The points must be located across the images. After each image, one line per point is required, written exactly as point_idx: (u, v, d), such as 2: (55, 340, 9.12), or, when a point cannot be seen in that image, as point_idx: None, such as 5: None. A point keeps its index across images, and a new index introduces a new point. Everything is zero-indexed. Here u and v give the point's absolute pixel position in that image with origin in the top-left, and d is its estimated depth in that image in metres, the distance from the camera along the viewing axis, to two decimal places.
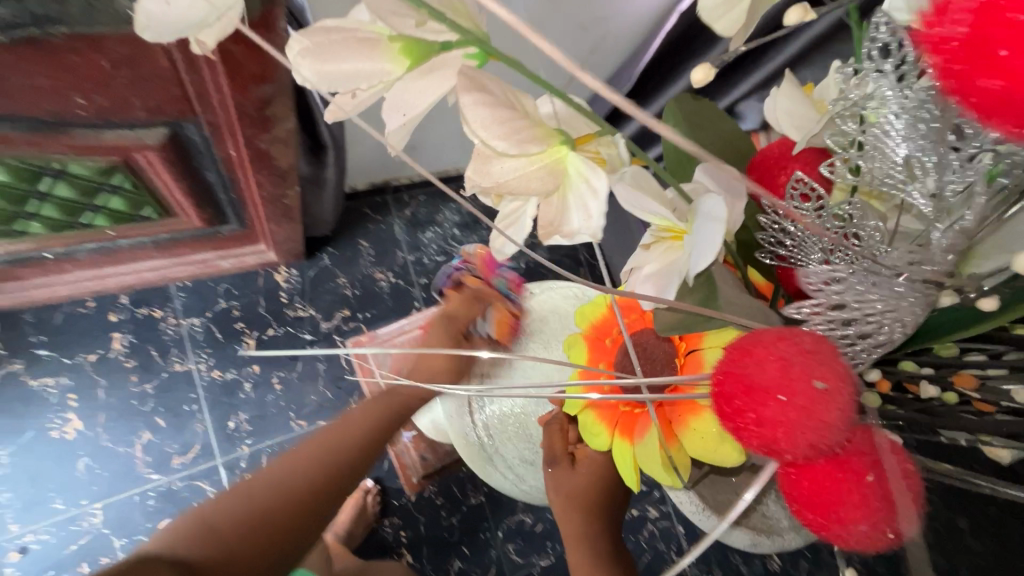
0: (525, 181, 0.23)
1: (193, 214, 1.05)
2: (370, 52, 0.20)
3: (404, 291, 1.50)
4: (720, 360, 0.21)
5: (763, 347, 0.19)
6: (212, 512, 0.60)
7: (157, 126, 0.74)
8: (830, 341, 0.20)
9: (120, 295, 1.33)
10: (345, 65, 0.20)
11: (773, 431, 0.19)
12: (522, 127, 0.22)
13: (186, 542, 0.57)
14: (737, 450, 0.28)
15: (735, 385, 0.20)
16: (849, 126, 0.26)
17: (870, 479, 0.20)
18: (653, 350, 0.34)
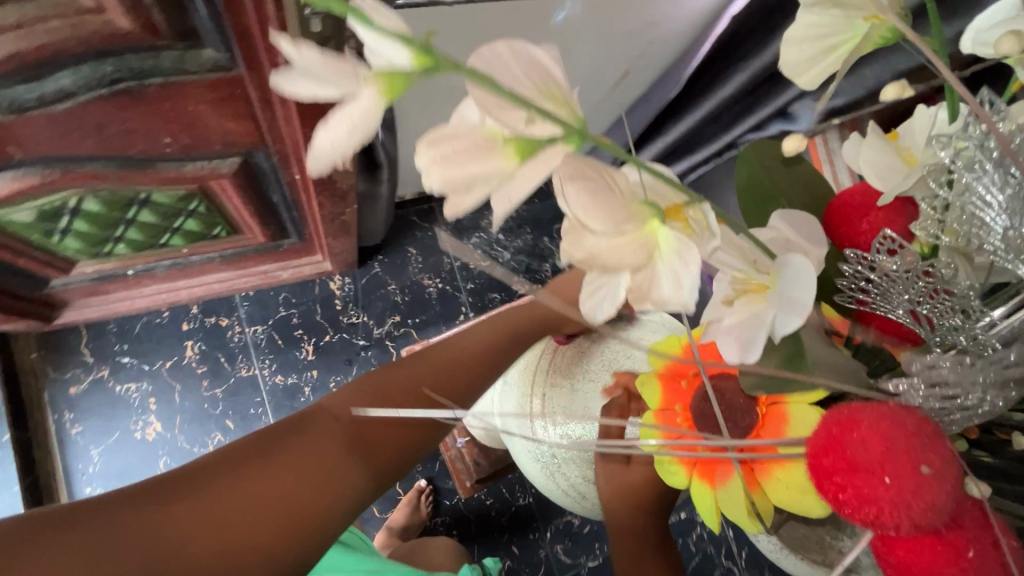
0: (615, 254, 0.24)
1: (258, 231, 1.12)
2: (480, 150, 0.21)
3: (452, 297, 1.54)
4: (818, 433, 0.22)
5: (870, 423, 0.21)
6: (388, 375, 0.56)
7: (231, 157, 0.79)
8: (931, 423, 0.21)
9: (191, 305, 1.43)
10: (461, 164, 0.21)
11: (878, 509, 0.20)
12: (619, 206, 0.23)
13: (347, 406, 0.53)
14: (822, 504, 0.29)
15: (836, 460, 0.21)
16: (939, 187, 0.28)
17: (968, 553, 0.22)
18: (732, 397, 0.35)
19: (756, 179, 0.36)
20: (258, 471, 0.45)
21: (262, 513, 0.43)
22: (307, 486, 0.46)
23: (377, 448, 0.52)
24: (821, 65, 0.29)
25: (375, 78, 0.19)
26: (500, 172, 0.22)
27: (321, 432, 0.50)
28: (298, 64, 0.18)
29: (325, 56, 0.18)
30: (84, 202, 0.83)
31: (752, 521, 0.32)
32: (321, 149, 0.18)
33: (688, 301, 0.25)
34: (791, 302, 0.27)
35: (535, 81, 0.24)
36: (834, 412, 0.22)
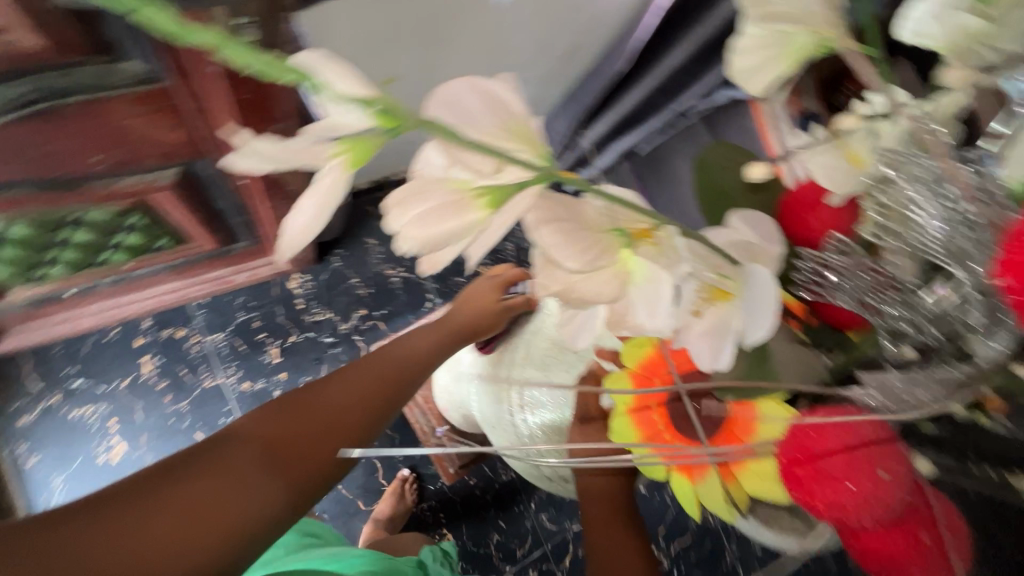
0: (593, 286, 0.25)
1: (207, 238, 1.06)
2: (449, 203, 0.21)
3: (417, 285, 1.51)
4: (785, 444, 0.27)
5: (831, 428, 0.26)
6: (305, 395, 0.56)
7: (169, 168, 0.75)
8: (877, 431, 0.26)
9: (143, 319, 1.37)
10: (429, 218, 0.21)
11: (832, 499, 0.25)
12: (588, 240, 0.24)
13: (261, 423, 0.52)
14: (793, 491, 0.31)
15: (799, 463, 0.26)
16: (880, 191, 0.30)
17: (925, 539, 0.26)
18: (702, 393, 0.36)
19: (712, 177, 0.36)
20: (152, 495, 0.42)
21: (154, 538, 0.40)
22: (208, 505, 0.43)
23: (291, 465, 0.49)
24: (769, 73, 0.30)
25: (338, 149, 0.19)
26: (472, 225, 0.21)
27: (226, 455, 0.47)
28: (259, 149, 0.18)
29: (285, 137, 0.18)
30: (10, 229, 0.77)
31: (729, 511, 0.34)
32: (294, 232, 0.19)
33: (663, 326, 0.26)
34: (757, 311, 0.28)
35: (498, 118, 0.24)
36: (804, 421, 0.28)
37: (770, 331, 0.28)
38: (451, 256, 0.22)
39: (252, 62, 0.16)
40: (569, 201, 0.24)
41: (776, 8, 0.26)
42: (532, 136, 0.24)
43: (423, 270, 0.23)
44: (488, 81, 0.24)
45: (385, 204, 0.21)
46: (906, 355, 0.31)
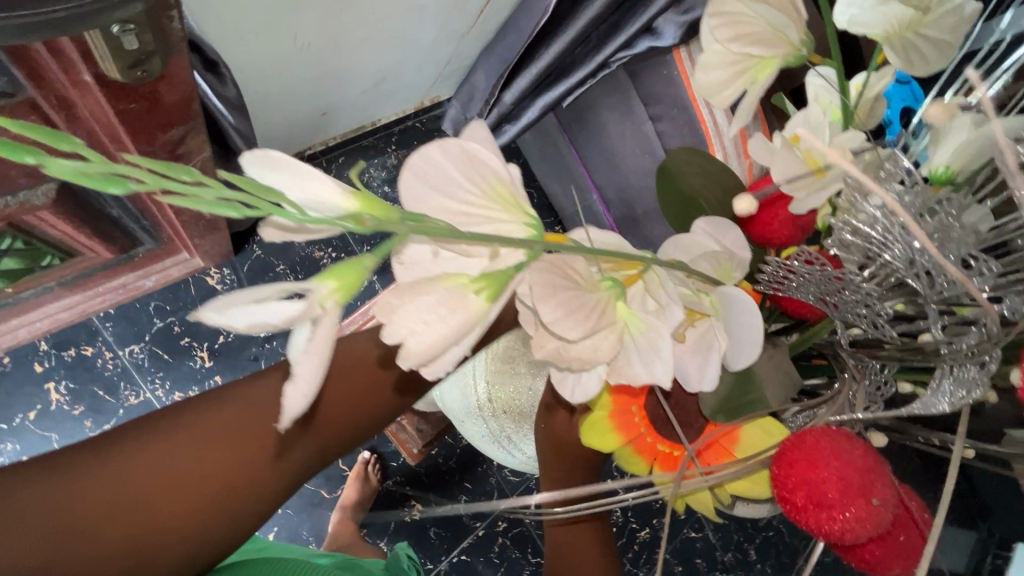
0: (593, 350, 0.24)
1: (101, 248, 0.93)
2: (442, 303, 0.18)
3: (349, 264, 1.44)
4: (784, 474, 0.26)
5: (824, 456, 0.25)
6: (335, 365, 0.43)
7: (43, 184, 0.64)
8: (877, 457, 0.26)
9: (38, 342, 1.21)
10: (424, 327, 0.18)
11: (839, 534, 0.25)
12: (585, 302, 0.23)
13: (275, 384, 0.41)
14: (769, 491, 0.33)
15: (806, 498, 0.25)
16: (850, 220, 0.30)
17: (902, 536, 0.28)
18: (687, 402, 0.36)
19: (676, 187, 0.37)
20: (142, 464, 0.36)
21: (107, 523, 0.33)
22: (170, 492, 0.35)
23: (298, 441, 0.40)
24: (733, 88, 0.29)
25: (324, 285, 0.17)
26: (473, 322, 0.19)
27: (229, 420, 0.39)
28: (234, 318, 0.17)
29: (260, 298, 0.17)
30: None
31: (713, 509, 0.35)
32: (295, 403, 0.17)
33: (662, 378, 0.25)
34: (746, 339, 0.29)
35: (478, 183, 0.21)
36: (797, 439, 0.27)
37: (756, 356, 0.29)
38: (455, 358, 0.19)
39: (206, 205, 0.14)
40: (563, 261, 0.22)
41: (741, 29, 0.27)
42: (518, 200, 0.22)
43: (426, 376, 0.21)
44: (464, 142, 0.21)
45: (376, 312, 0.18)
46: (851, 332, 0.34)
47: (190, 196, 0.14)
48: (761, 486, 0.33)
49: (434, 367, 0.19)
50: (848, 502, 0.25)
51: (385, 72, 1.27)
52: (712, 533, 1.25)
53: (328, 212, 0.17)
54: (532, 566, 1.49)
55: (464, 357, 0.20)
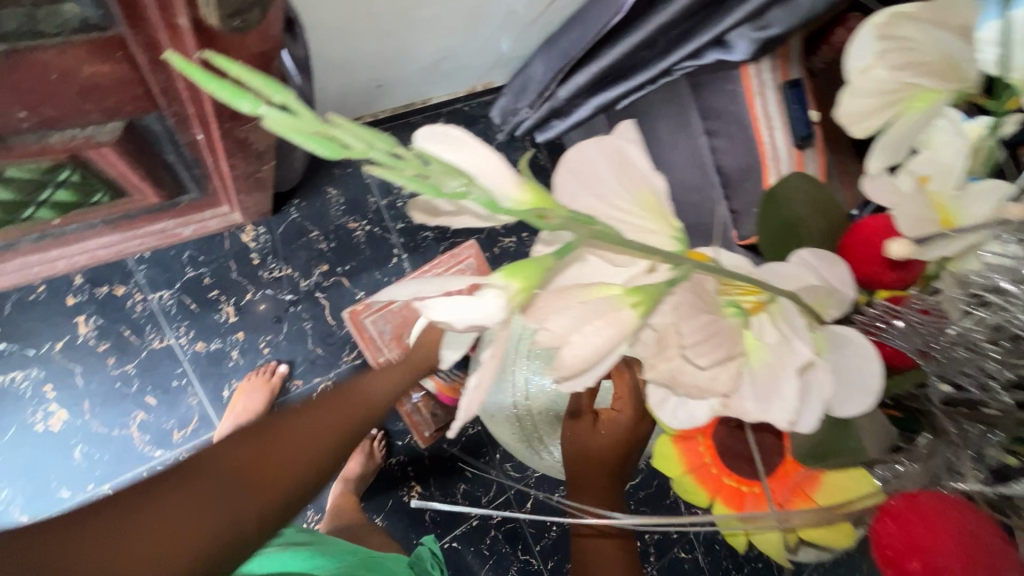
0: (716, 383, 0.22)
1: (151, 192, 0.94)
2: (593, 313, 0.17)
3: (381, 239, 1.45)
4: (891, 529, 0.26)
5: (944, 523, 0.25)
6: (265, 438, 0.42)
7: (111, 122, 0.63)
8: (1001, 537, 0.25)
9: (74, 275, 1.22)
10: (576, 337, 0.17)
11: None
12: (719, 331, 0.21)
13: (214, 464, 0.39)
14: (844, 536, 0.32)
15: (916, 561, 0.25)
16: (983, 279, 0.30)
17: None
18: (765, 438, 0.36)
19: (774, 211, 0.36)
20: (144, 506, 0.35)
21: None
22: None
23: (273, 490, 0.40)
24: (877, 118, 0.28)
25: (511, 283, 0.17)
26: (625, 336, 0.18)
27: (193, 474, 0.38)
28: (434, 311, 0.16)
29: (453, 291, 0.17)
30: None
31: (779, 551, 0.35)
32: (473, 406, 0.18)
33: (770, 414, 0.23)
34: (856, 389, 0.27)
35: (627, 185, 0.20)
36: (913, 500, 0.26)
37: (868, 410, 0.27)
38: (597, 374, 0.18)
39: (403, 177, 0.15)
40: (706, 281, 0.21)
41: (912, 57, 0.26)
42: (664, 210, 0.21)
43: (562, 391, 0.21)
44: (621, 141, 0.20)
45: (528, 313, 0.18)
46: (943, 387, 0.32)
47: (386, 169, 0.15)
48: (840, 535, 0.32)
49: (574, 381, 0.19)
50: None
51: (446, 51, 1.26)
52: (702, 556, 1.24)
53: (502, 202, 0.16)
54: (520, 563, 1.49)
55: (606, 374, 0.19)
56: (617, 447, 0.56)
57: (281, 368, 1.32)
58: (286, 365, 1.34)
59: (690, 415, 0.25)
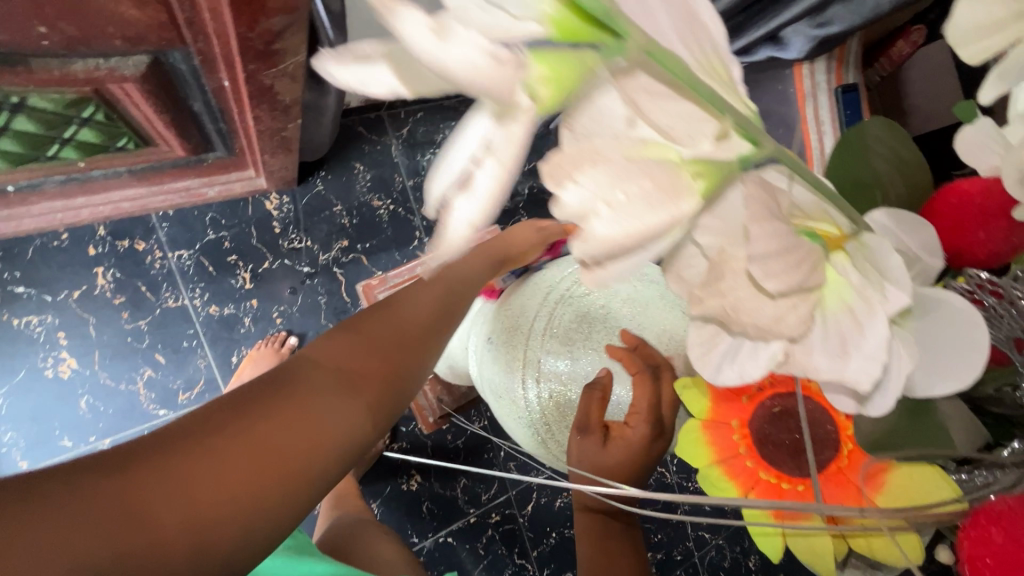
0: (781, 325, 0.18)
1: (177, 144, 0.93)
2: (638, 167, 0.14)
3: (404, 219, 1.45)
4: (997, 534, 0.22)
5: None
6: (359, 330, 0.56)
7: (136, 54, 0.61)
8: None
9: (97, 226, 1.22)
10: (619, 194, 0.14)
11: None
12: (801, 248, 0.17)
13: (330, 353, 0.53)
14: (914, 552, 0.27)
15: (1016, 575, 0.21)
16: None
17: None
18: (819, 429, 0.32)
19: (852, 163, 0.30)
20: (257, 401, 0.45)
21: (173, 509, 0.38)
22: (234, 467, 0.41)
23: (368, 387, 0.51)
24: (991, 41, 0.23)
25: (536, 71, 0.14)
26: (680, 211, 0.15)
27: (317, 351, 0.53)
28: (415, 38, 0.13)
29: (447, 30, 0.13)
30: None
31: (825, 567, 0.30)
32: (463, 231, 0.15)
33: (849, 376, 0.19)
34: (953, 360, 0.22)
35: (692, 45, 0.17)
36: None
37: (969, 386, 0.22)
38: (632, 263, 0.16)
39: None
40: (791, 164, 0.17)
41: None
42: (731, 88, 0.17)
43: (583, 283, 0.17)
44: None
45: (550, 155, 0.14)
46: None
47: None
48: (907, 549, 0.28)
49: (601, 266, 0.16)
50: None
51: None
52: None
53: None
54: (515, 567, 1.44)
55: (637, 259, 0.16)
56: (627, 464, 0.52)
57: (291, 340, 1.31)
58: (296, 337, 1.32)
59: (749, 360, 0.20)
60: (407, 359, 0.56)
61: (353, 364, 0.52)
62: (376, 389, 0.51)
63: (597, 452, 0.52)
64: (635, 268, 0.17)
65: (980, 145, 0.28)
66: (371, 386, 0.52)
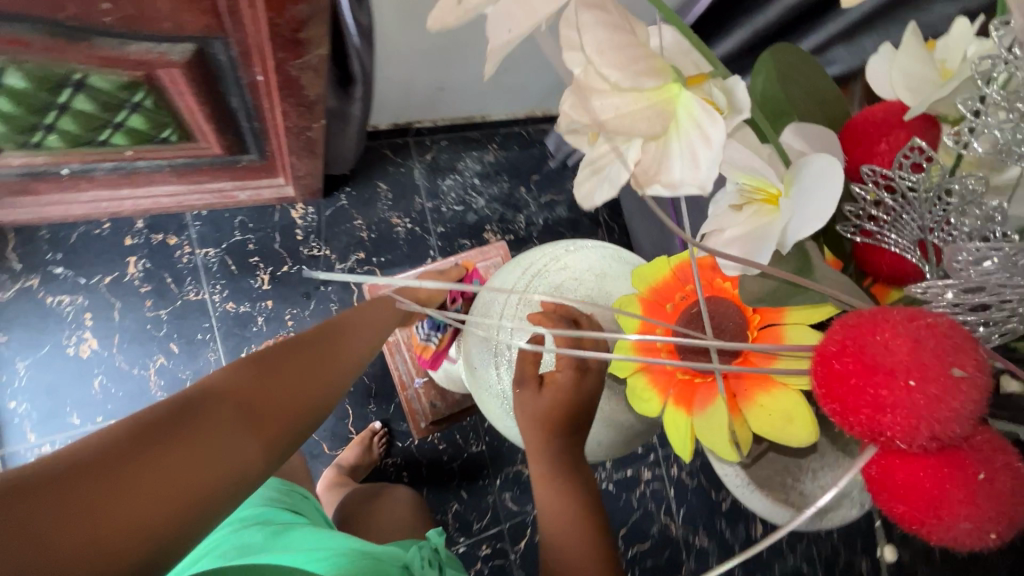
0: (630, 122, 0.21)
1: (214, 140, 1.02)
2: None
3: (420, 239, 1.54)
4: (840, 333, 0.25)
5: (889, 326, 0.24)
6: (259, 368, 0.64)
7: (183, 42, 0.71)
8: (961, 330, 0.24)
9: (136, 219, 1.32)
10: None
11: (890, 413, 0.23)
12: (639, 56, 0.21)
13: (235, 383, 0.60)
14: (803, 429, 0.35)
15: (854, 362, 0.24)
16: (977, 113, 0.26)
17: (978, 475, 0.24)
18: (725, 320, 0.39)
19: (771, 89, 0.32)
20: (189, 418, 0.52)
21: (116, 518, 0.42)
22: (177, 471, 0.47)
23: (269, 418, 0.60)
24: None
25: None
26: None
27: (217, 385, 0.58)
28: None
29: None
30: (5, 76, 0.72)
31: (725, 444, 0.39)
32: None
33: (707, 182, 0.21)
34: (816, 207, 0.25)
35: None
36: (854, 317, 0.25)
37: (821, 225, 0.24)
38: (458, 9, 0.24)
39: None
40: None
41: None
42: None
43: (429, 25, 0.25)
44: None
45: None
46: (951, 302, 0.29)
47: None
48: (797, 427, 0.36)
49: (443, 7, 0.24)
50: (912, 371, 0.23)
51: (508, 65, 1.33)
52: None
53: None
54: None
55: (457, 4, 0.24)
56: (558, 409, 0.59)
57: None
58: None
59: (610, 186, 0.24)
60: (297, 410, 0.64)
61: (249, 409, 0.58)
62: (271, 430, 0.59)
63: (533, 397, 0.60)
64: (468, 14, 0.24)
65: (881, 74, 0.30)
66: (264, 428, 0.59)
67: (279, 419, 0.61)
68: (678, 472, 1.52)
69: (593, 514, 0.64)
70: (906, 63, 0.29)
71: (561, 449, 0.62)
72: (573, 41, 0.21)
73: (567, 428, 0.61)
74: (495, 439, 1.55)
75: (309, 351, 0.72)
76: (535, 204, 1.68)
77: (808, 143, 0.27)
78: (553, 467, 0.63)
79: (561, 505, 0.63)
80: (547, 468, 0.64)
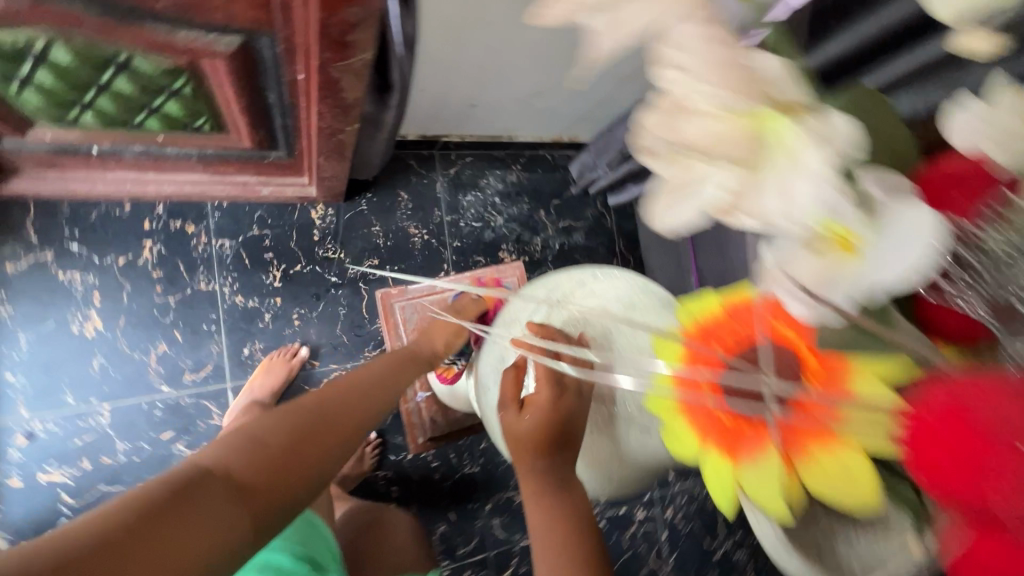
0: (721, 142, 0.24)
1: (245, 133, 1.03)
2: None
3: (435, 252, 1.55)
4: (949, 393, 0.27)
5: (994, 391, 0.26)
6: (272, 424, 0.63)
7: (232, 34, 0.71)
8: None
9: (157, 204, 1.32)
10: None
11: (992, 476, 0.24)
12: (740, 85, 0.23)
13: (241, 451, 0.58)
14: (867, 489, 0.33)
15: (956, 421, 0.26)
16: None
17: None
18: (781, 360, 0.38)
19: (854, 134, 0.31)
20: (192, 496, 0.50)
21: None
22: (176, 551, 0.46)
23: (278, 482, 0.58)
24: None
25: None
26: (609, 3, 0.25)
27: (226, 456, 0.57)
28: None
29: None
30: (52, 50, 0.73)
31: (780, 502, 0.36)
32: None
33: (791, 209, 0.24)
34: (898, 248, 0.25)
35: None
36: (962, 381, 0.27)
37: (908, 275, 0.25)
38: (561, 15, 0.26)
39: None
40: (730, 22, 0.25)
41: None
42: None
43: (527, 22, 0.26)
44: None
45: None
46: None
47: None
48: (858, 485, 0.34)
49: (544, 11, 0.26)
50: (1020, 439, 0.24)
51: (542, 90, 1.34)
52: None
53: None
54: None
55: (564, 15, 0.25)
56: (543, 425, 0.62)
57: (302, 353, 1.36)
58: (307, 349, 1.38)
59: (688, 209, 0.26)
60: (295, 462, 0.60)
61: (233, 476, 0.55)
62: (261, 488, 0.56)
63: (516, 419, 0.64)
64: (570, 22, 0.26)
65: (967, 123, 0.29)
66: (252, 488, 0.55)
67: (289, 480, 0.59)
68: (672, 515, 1.48)
69: (587, 539, 0.60)
70: (998, 115, 0.28)
71: (552, 467, 0.62)
72: (671, 61, 0.24)
73: (555, 446, 0.62)
74: (489, 461, 1.54)
75: (329, 399, 0.71)
76: (552, 228, 1.70)
77: (887, 184, 0.26)
78: (540, 489, 0.62)
79: (548, 532, 0.59)
80: (535, 489, 0.62)
